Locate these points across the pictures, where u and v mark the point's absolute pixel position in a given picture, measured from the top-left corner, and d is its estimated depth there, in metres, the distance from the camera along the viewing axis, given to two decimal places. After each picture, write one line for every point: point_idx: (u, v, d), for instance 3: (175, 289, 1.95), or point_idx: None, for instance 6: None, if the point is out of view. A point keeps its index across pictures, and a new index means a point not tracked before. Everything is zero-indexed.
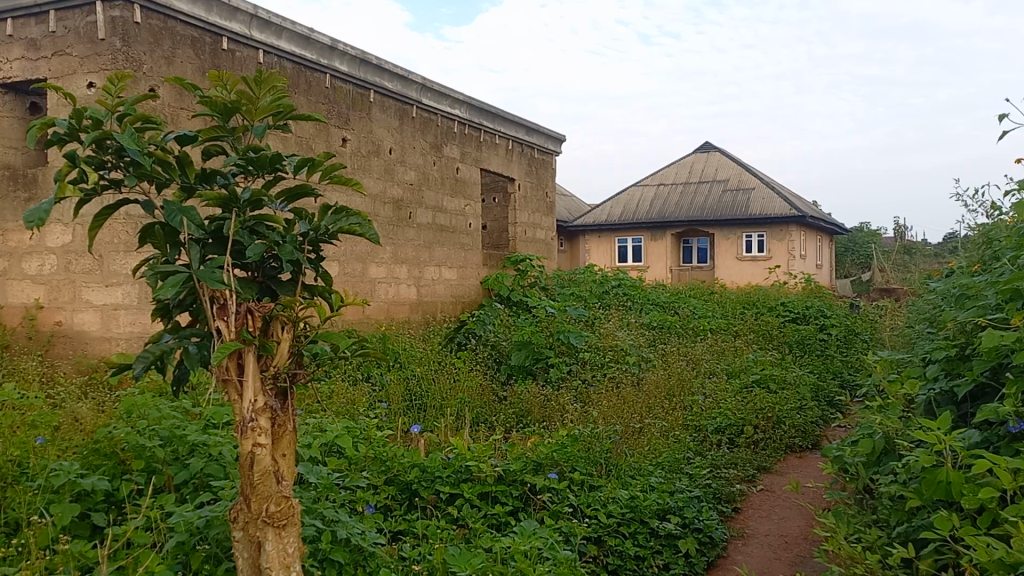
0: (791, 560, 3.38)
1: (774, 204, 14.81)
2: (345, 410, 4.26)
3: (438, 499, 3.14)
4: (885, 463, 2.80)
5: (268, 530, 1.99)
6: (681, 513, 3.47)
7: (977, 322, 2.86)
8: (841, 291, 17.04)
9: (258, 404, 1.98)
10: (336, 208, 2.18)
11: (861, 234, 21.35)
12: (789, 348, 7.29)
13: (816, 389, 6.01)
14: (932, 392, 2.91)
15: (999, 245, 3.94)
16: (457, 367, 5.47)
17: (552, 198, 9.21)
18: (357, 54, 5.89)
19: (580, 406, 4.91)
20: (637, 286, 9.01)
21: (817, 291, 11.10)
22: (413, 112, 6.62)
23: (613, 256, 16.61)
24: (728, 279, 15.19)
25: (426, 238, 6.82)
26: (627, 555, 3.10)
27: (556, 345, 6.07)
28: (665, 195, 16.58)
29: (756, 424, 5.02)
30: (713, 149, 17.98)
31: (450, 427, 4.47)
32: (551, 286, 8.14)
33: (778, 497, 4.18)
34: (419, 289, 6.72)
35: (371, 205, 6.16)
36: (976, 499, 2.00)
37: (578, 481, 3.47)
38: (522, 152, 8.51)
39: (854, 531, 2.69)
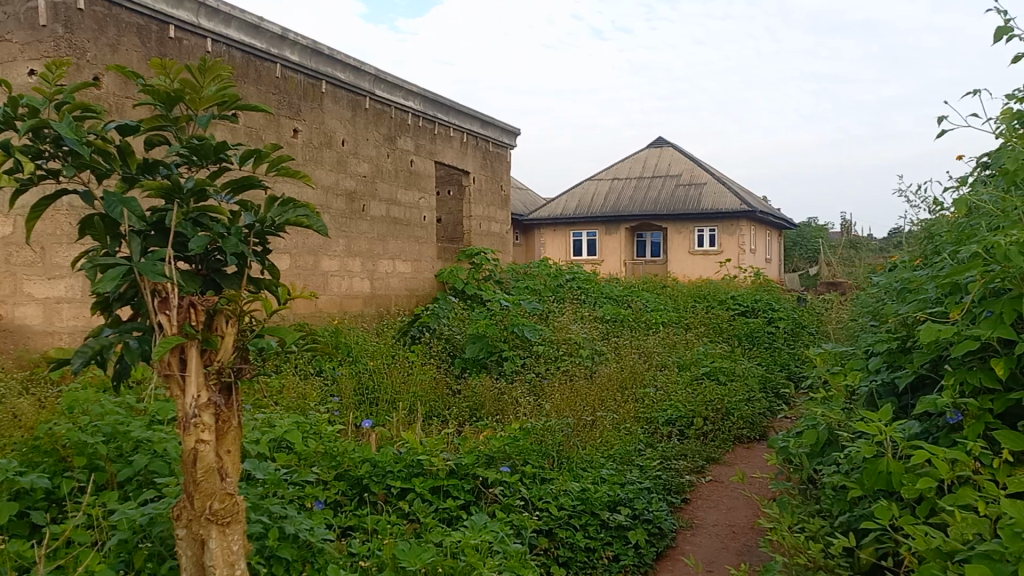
0: (738, 549, 3.43)
1: (725, 199, 15.02)
2: (296, 405, 4.23)
3: (389, 494, 3.11)
4: (828, 454, 2.85)
5: (211, 527, 1.95)
6: (631, 505, 3.51)
7: (919, 315, 2.91)
8: (788, 285, 17.34)
9: (201, 399, 1.92)
10: (284, 200, 2.15)
11: (809, 230, 21.88)
12: (738, 341, 7.42)
13: (764, 380, 6.14)
14: (875, 384, 2.97)
15: (941, 239, 4.04)
16: (410, 361, 5.45)
17: (506, 192, 9.20)
18: (308, 44, 5.81)
19: (533, 399, 4.93)
20: (591, 279, 9.07)
21: (765, 285, 11.29)
22: (365, 103, 6.55)
23: (568, 249, 16.73)
24: (680, 272, 15.40)
25: (380, 231, 6.75)
26: (577, 547, 3.11)
27: (510, 338, 6.07)
28: (619, 189, 16.69)
29: (706, 416, 5.12)
30: (666, 143, 18.15)
31: (403, 421, 4.46)
32: (506, 280, 8.14)
33: (726, 488, 4.26)
34: (372, 283, 6.67)
35: (324, 197, 6.08)
36: (916, 490, 2.03)
37: (530, 475, 3.47)
38: (477, 145, 8.46)
39: (798, 520, 2.75)
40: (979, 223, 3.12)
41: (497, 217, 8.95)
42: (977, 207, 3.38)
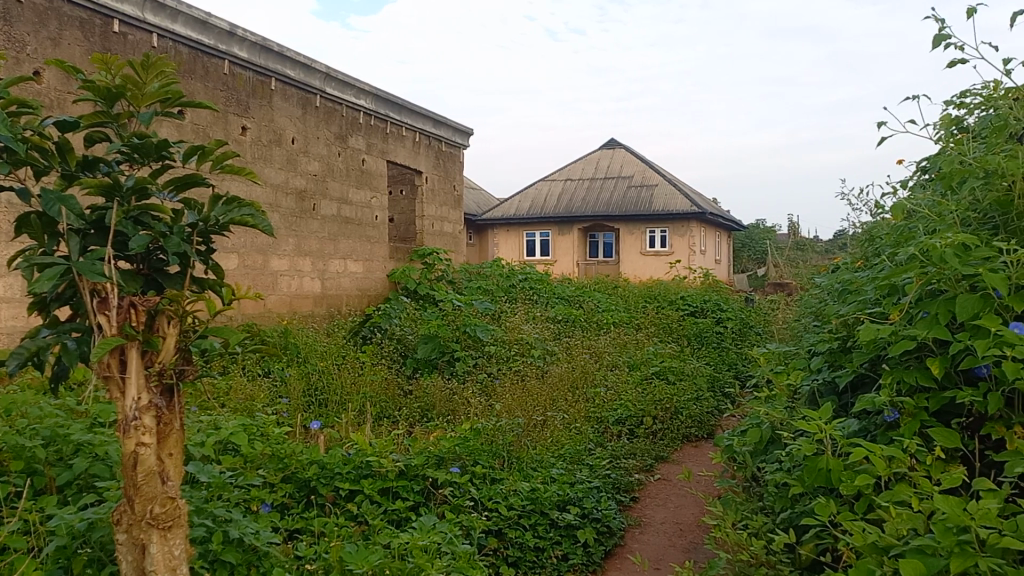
0: (685, 546, 3.49)
1: (676, 200, 15.22)
2: (243, 406, 4.19)
3: (337, 496, 3.09)
4: (771, 451, 2.92)
5: (153, 531, 1.90)
6: (581, 504, 3.53)
7: (859, 316, 2.97)
8: (737, 286, 17.62)
9: (142, 401, 1.88)
10: (228, 198, 2.13)
11: (758, 231, 22.42)
12: (687, 341, 7.53)
13: (712, 380, 6.25)
14: (816, 382, 3.04)
15: (880, 242, 4.16)
16: (361, 362, 5.42)
17: (460, 192, 9.18)
18: (257, 41, 5.74)
19: (484, 399, 4.94)
20: (542, 279, 9.12)
21: (714, 285, 11.47)
22: (316, 101, 6.50)
23: (521, 250, 16.80)
24: (633, 273, 15.64)
25: (331, 230, 6.71)
26: (526, 547, 3.14)
27: (462, 338, 6.08)
28: (571, 190, 16.80)
29: (655, 415, 5.20)
30: (618, 145, 18.30)
31: (353, 422, 4.44)
32: (458, 280, 8.13)
33: (673, 486, 4.33)
34: (323, 283, 6.61)
35: (273, 196, 6.02)
36: (854, 486, 2.06)
37: (480, 475, 3.49)
38: (430, 144, 8.44)
39: (742, 517, 2.82)
40: (916, 226, 3.22)
41: (449, 217, 8.94)
42: (915, 211, 3.48)
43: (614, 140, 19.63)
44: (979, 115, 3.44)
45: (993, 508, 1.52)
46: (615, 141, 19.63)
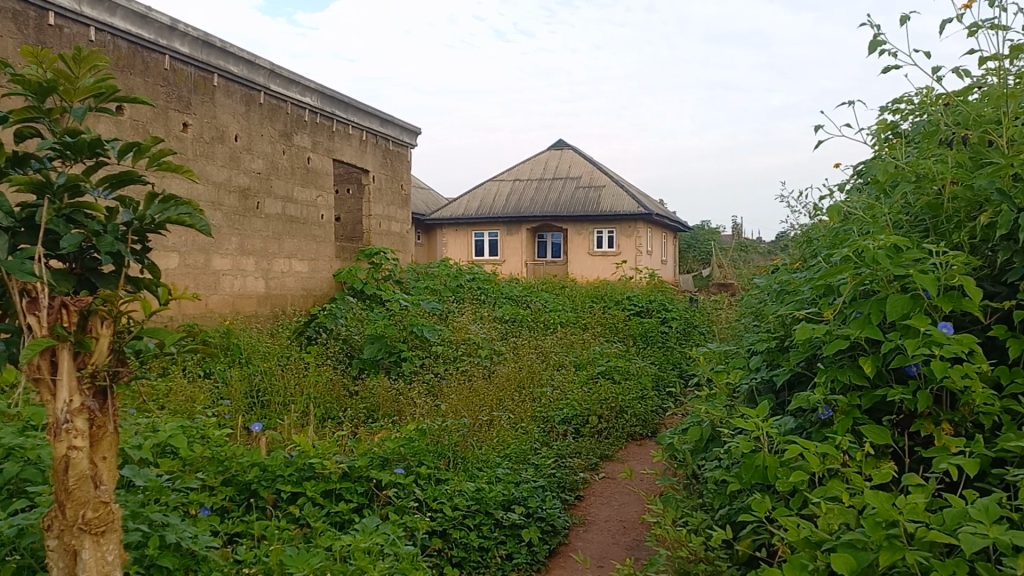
0: (628, 544, 3.52)
1: (623, 202, 15.37)
2: (183, 409, 4.11)
3: (279, 498, 3.05)
4: (711, 449, 2.97)
5: (85, 537, 1.85)
6: (525, 504, 3.54)
7: (795, 315, 3.03)
8: (682, 286, 17.87)
9: (74, 404, 1.82)
10: (163, 196, 2.07)
11: (703, 232, 22.83)
12: (633, 341, 7.60)
13: (657, 379, 6.32)
14: (755, 381, 3.09)
15: (817, 243, 4.26)
16: (305, 362, 5.36)
17: (407, 191, 9.13)
18: (199, 36, 5.64)
19: (430, 399, 4.93)
20: (489, 279, 9.12)
21: (659, 286, 11.63)
22: (260, 98, 6.40)
23: (469, 250, 16.79)
24: (580, 274, 15.70)
25: (276, 229, 6.61)
26: (471, 547, 3.14)
27: (409, 338, 6.06)
28: (519, 190, 16.83)
29: (601, 414, 5.25)
30: (566, 146, 18.41)
31: (296, 423, 4.39)
32: (406, 280, 8.08)
33: (618, 484, 4.38)
34: (267, 282, 6.51)
35: (215, 194, 5.91)
36: (789, 482, 2.09)
37: (425, 475, 3.48)
38: (376, 143, 8.38)
39: (682, 514, 2.87)
40: (851, 228, 3.31)
41: (397, 216, 8.88)
42: (851, 213, 3.56)
43: (562, 141, 19.74)
44: (913, 120, 3.54)
45: (920, 502, 1.55)
46: (563, 141, 19.73)
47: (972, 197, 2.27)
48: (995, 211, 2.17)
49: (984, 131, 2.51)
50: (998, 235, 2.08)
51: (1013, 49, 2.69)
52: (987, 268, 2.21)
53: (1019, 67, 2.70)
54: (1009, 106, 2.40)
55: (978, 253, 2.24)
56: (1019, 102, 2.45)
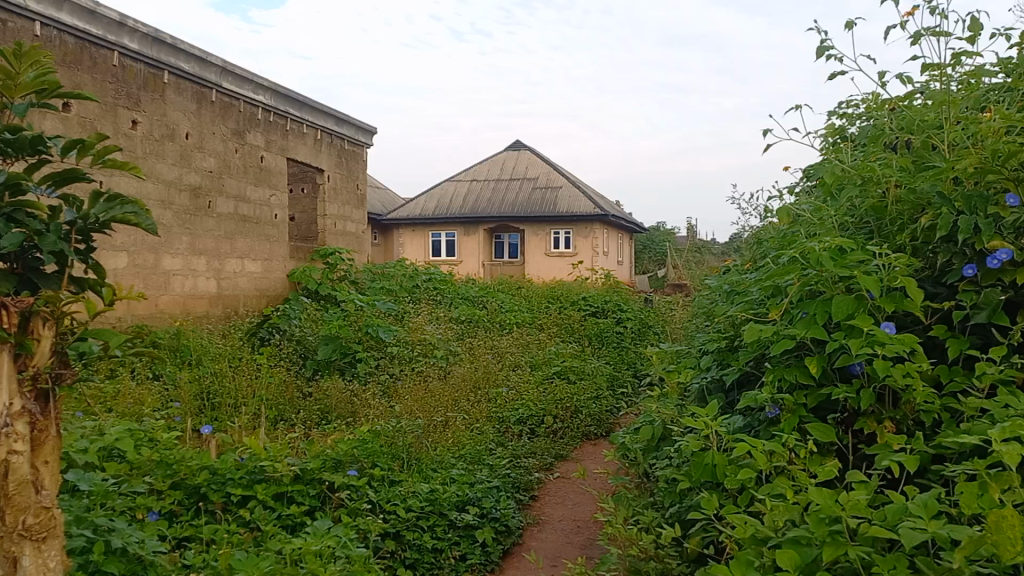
0: (582, 542, 3.52)
1: (579, 203, 15.45)
2: (130, 411, 4.02)
3: (228, 502, 2.99)
4: (662, 448, 2.99)
5: (25, 544, 1.75)
6: (479, 504, 3.53)
7: (745, 315, 3.06)
8: (637, 286, 18.03)
9: (14, 406, 1.74)
10: (108, 195, 2.01)
11: (658, 233, 23.08)
12: (588, 341, 7.64)
13: (612, 379, 6.36)
14: (705, 380, 3.12)
15: (766, 244, 4.32)
16: (257, 364, 5.28)
17: (362, 191, 9.05)
18: (149, 32, 5.54)
19: (385, 400, 4.89)
20: (445, 279, 9.09)
21: (614, 286, 11.71)
22: (212, 95, 6.30)
23: (425, 250, 16.72)
24: (537, 275, 15.76)
25: (227, 229, 6.50)
26: (425, 548, 3.11)
27: (363, 339, 6.01)
28: (476, 190, 16.81)
29: (556, 414, 5.26)
30: (523, 147, 18.44)
31: (247, 425, 4.32)
32: (361, 280, 8.00)
33: (572, 484, 4.40)
34: (218, 283, 6.39)
35: (165, 192, 5.80)
36: (737, 480, 2.08)
37: (378, 477, 3.44)
38: (331, 142, 8.30)
39: (634, 513, 2.88)
40: (799, 230, 3.36)
41: (352, 216, 8.79)
42: (799, 216, 3.61)
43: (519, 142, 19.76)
44: (860, 125, 3.61)
45: (863, 499, 1.57)
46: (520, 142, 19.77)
47: (915, 200, 2.31)
48: (935, 214, 2.20)
49: (927, 135, 2.56)
50: (937, 237, 2.10)
51: (954, 57, 2.75)
52: (928, 270, 2.22)
53: (961, 73, 2.76)
54: (950, 112, 2.44)
55: (919, 255, 2.26)
56: (960, 108, 2.50)
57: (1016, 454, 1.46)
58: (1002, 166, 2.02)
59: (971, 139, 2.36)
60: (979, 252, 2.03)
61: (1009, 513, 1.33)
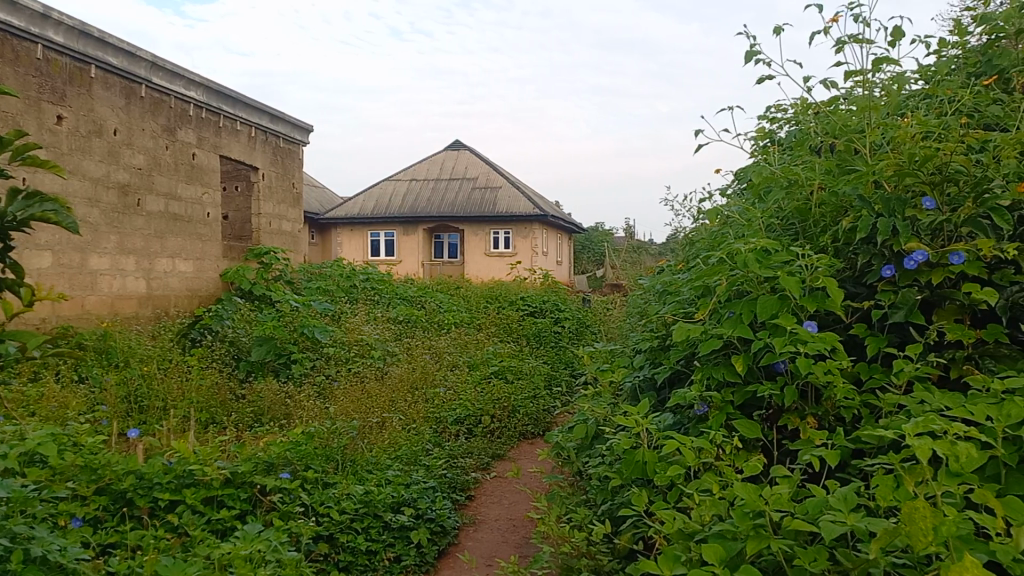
0: (517, 541, 3.52)
1: (518, 203, 15.49)
2: (53, 416, 3.88)
3: (156, 507, 2.90)
4: (595, 446, 3.01)
5: None
6: (415, 505, 3.51)
7: (676, 314, 3.10)
8: (576, 285, 18.17)
9: None
10: (27, 193, 1.95)
11: (597, 233, 23.34)
12: (526, 341, 7.66)
13: (549, 378, 6.40)
14: (637, 379, 3.14)
15: (698, 245, 4.40)
16: (188, 366, 5.15)
17: (298, 189, 8.91)
18: (75, 25, 5.37)
19: (320, 401, 4.83)
20: (381, 279, 9.01)
21: (553, 285, 11.77)
22: (141, 91, 6.13)
23: (363, 249, 16.55)
24: (476, 275, 15.73)
25: (157, 227, 6.33)
26: (358, 551, 3.06)
27: (299, 339, 5.92)
28: (414, 190, 16.72)
29: (493, 413, 5.27)
30: (462, 146, 18.40)
31: (176, 428, 4.22)
32: (296, 280, 7.88)
33: (509, 483, 4.40)
34: (147, 283, 6.21)
35: (92, 189, 5.62)
36: (666, 476, 2.09)
37: (311, 480, 3.38)
38: (266, 140, 8.15)
39: (567, 511, 2.90)
40: (728, 231, 3.42)
41: (289, 214, 8.63)
42: (729, 217, 3.68)
43: (458, 142, 19.72)
44: (789, 129, 3.69)
45: (785, 493, 1.60)
46: (459, 142, 19.73)
47: (838, 202, 2.36)
48: (856, 216, 2.25)
49: (850, 139, 2.62)
50: (858, 238, 2.15)
51: (877, 63, 2.83)
52: (849, 270, 2.26)
53: (883, 79, 2.83)
54: (871, 117, 2.50)
55: (841, 256, 2.31)
56: (881, 113, 2.56)
57: (927, 448, 1.45)
58: (919, 169, 2.08)
59: (890, 143, 2.43)
60: (897, 253, 2.07)
61: (921, 504, 1.32)
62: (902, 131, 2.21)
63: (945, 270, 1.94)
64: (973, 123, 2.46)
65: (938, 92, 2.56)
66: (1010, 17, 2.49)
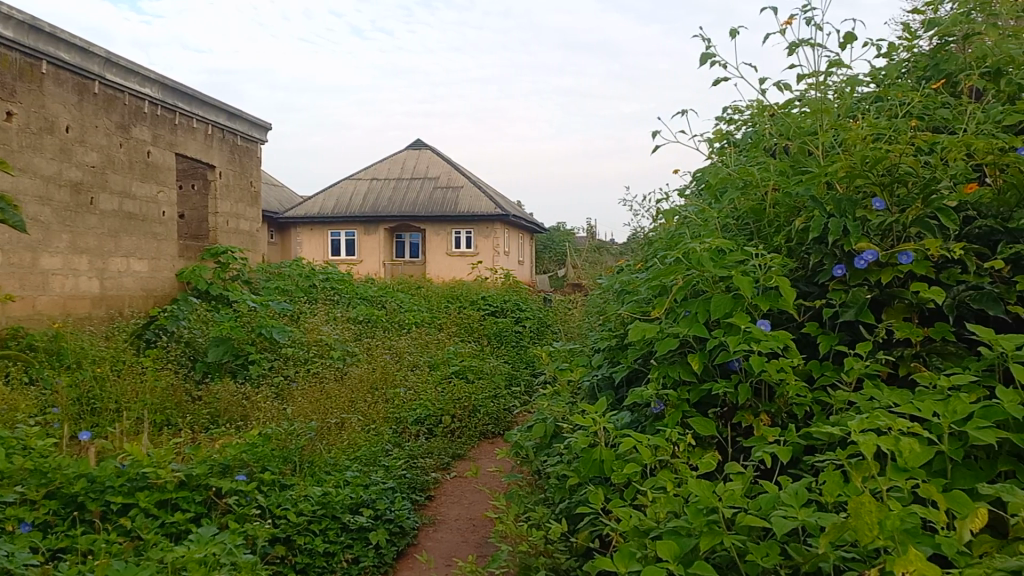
0: (477, 541, 3.51)
1: (480, 203, 15.47)
2: (2, 419, 3.79)
3: (108, 511, 2.85)
4: (553, 445, 3.01)
5: None
6: (373, 506, 3.49)
7: (634, 314, 3.11)
8: (537, 285, 18.20)
9: None
10: None
11: (559, 233, 23.43)
12: (487, 340, 7.66)
13: (510, 378, 6.40)
14: (595, 377, 3.16)
15: (656, 245, 4.43)
16: (143, 367, 5.06)
17: (256, 188, 8.80)
18: (25, 19, 5.25)
19: (278, 402, 4.78)
20: (341, 279, 8.93)
21: (514, 285, 11.78)
22: (94, 87, 6.01)
23: (323, 249, 16.41)
24: (437, 274, 15.68)
25: (111, 226, 6.20)
26: (316, 552, 3.02)
27: (256, 340, 5.86)
28: (374, 189, 16.62)
29: (453, 413, 5.25)
30: (423, 146, 18.34)
31: (130, 430, 4.15)
32: (254, 281, 7.78)
33: (469, 483, 4.39)
34: (101, 283, 6.08)
35: (43, 188, 5.49)
36: (622, 474, 2.09)
37: (268, 481, 3.33)
38: (223, 138, 8.03)
39: (525, 510, 2.90)
40: (685, 230, 3.45)
41: (247, 213, 8.51)
42: (686, 217, 3.72)
43: (420, 141, 19.65)
44: (746, 130, 3.74)
45: (738, 489, 1.62)
46: (420, 142, 19.65)
47: (791, 203, 2.39)
48: (809, 217, 2.28)
49: (803, 141, 2.66)
50: (810, 238, 2.18)
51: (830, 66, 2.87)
52: (801, 270, 2.29)
53: (836, 82, 2.87)
54: (824, 119, 2.54)
55: (794, 255, 2.34)
56: (833, 116, 2.60)
57: (872, 444, 1.45)
58: (870, 171, 2.11)
59: (842, 146, 2.46)
60: (848, 253, 2.11)
61: (866, 499, 1.34)
62: (853, 133, 2.24)
63: (895, 270, 1.98)
64: (923, 125, 2.50)
65: (888, 96, 2.60)
66: (958, 22, 2.55)
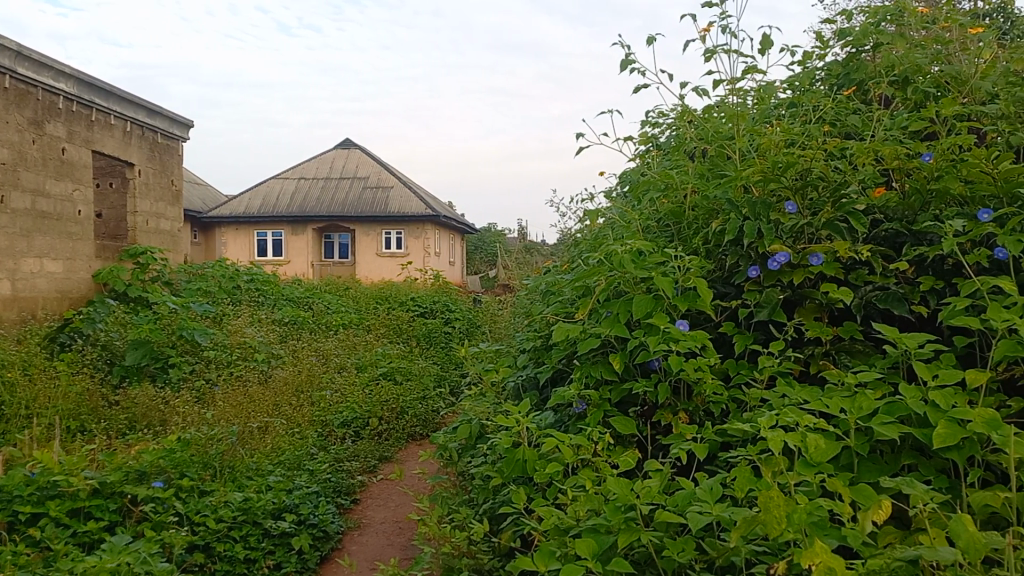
0: (402, 544, 3.49)
1: (409, 203, 15.39)
2: None
3: (16, 521, 2.74)
4: (478, 446, 3.01)
5: None
6: (297, 511, 3.42)
7: (559, 314, 3.14)
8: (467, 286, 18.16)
9: None
10: None
11: (489, 234, 23.47)
12: (415, 342, 7.63)
13: (439, 379, 6.38)
14: (520, 378, 3.17)
15: (582, 247, 4.48)
16: (55, 372, 4.88)
17: (177, 187, 8.57)
18: None
19: (198, 406, 4.67)
20: (265, 280, 8.76)
21: (443, 286, 11.75)
22: (5, 82, 5.77)
23: (247, 249, 16.08)
24: (365, 275, 15.52)
25: (23, 225, 5.96)
26: (236, 559, 2.96)
27: (178, 343, 5.71)
28: (300, 189, 16.37)
29: (380, 415, 5.21)
30: (352, 146, 18.16)
31: (41, 436, 3.99)
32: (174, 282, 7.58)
33: (395, 486, 4.36)
34: (12, 284, 5.82)
35: None
36: (544, 472, 2.10)
37: (186, 488, 3.24)
38: (143, 135, 7.80)
39: (450, 511, 2.89)
40: (609, 231, 3.50)
41: (167, 213, 8.27)
42: (610, 219, 3.77)
43: (348, 141, 19.42)
44: (669, 134, 3.81)
45: (656, 486, 1.65)
46: (349, 142, 19.43)
47: (709, 205, 2.45)
48: (725, 219, 2.34)
49: (721, 145, 2.72)
50: (726, 240, 2.23)
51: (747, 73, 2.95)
52: (718, 271, 2.34)
53: (752, 88, 2.96)
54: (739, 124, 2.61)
55: (712, 257, 2.39)
56: (748, 121, 2.68)
57: (780, 439, 1.50)
58: (783, 175, 2.18)
59: (757, 150, 2.53)
60: (762, 255, 2.16)
61: (775, 493, 1.37)
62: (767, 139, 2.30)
63: (807, 271, 2.05)
64: (834, 132, 2.60)
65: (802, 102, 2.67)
66: (867, 34, 2.65)
